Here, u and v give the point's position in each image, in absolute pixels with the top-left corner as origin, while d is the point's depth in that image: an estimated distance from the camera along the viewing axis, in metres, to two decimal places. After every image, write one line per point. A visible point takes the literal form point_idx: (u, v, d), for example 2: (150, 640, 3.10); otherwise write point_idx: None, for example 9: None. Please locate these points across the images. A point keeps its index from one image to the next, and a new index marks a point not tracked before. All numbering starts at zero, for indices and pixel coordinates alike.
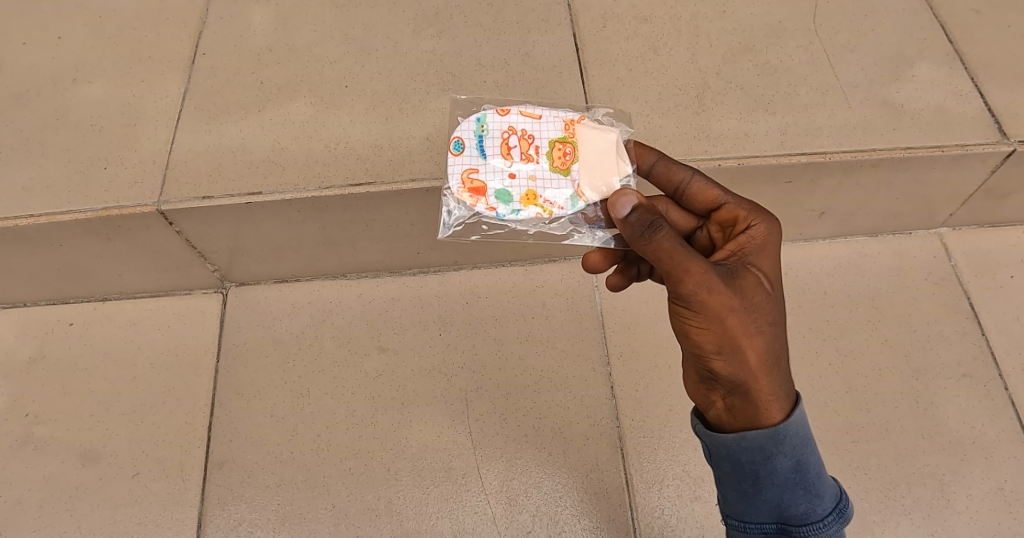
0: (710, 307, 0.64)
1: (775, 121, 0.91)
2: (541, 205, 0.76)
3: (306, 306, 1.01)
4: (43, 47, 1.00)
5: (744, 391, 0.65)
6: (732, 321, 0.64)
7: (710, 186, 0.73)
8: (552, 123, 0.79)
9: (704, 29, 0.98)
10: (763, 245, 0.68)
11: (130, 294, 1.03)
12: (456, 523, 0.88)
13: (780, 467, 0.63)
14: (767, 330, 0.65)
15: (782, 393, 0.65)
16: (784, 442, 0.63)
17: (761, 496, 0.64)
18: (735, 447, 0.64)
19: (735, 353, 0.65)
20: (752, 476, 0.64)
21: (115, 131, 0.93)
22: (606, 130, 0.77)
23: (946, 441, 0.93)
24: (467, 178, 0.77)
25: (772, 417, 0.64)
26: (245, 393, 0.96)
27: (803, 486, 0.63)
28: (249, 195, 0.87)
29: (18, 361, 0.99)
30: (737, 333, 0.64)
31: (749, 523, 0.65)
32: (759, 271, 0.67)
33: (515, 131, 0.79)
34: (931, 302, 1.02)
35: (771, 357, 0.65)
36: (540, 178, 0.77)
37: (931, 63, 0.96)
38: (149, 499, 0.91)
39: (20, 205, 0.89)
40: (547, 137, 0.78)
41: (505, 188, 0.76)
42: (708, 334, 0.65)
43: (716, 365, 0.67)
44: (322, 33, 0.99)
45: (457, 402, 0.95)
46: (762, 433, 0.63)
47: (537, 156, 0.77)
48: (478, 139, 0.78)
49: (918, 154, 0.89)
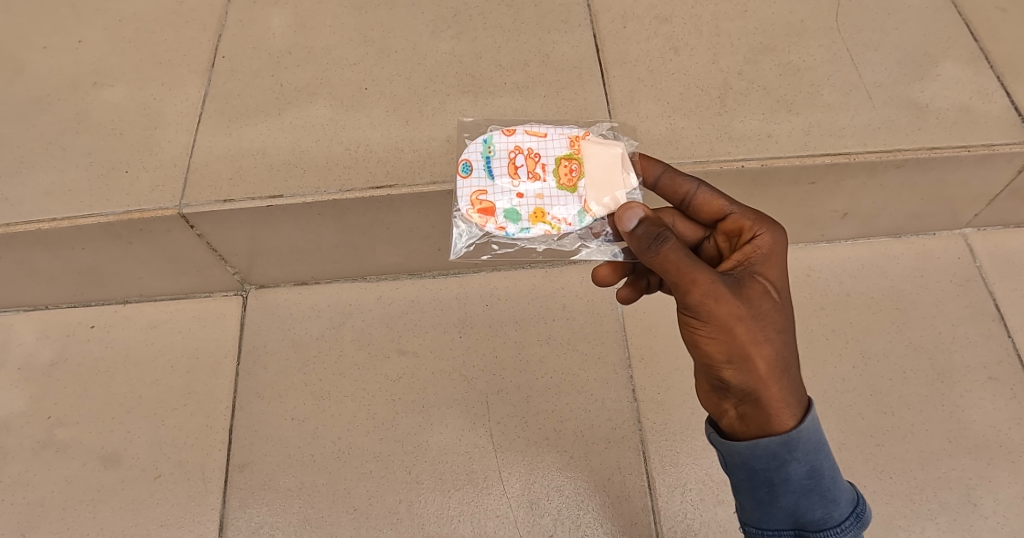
0: (718, 316, 0.63)
1: (798, 122, 0.90)
2: (549, 222, 0.75)
3: (326, 309, 1.01)
4: (64, 51, 1.00)
5: (756, 400, 0.64)
6: (740, 330, 0.63)
7: (715, 196, 0.71)
8: (557, 140, 0.78)
9: (724, 28, 0.98)
10: (769, 255, 0.67)
11: (150, 297, 1.03)
12: (477, 526, 0.88)
13: (793, 474, 0.62)
14: (775, 337, 0.64)
15: (793, 400, 0.64)
16: (798, 449, 0.62)
17: (777, 503, 0.63)
18: (749, 455, 0.63)
19: (745, 362, 0.64)
20: (767, 484, 0.63)
21: (136, 135, 0.94)
22: (611, 144, 0.76)
23: (973, 445, 0.92)
24: (476, 200, 0.76)
25: (785, 424, 0.63)
26: (266, 395, 0.96)
27: (819, 493, 0.62)
28: (270, 198, 0.87)
29: (39, 364, 1.00)
30: (745, 342, 0.63)
31: (767, 531, 0.64)
32: (765, 280, 0.66)
33: (521, 150, 0.78)
34: (955, 304, 1.00)
35: (780, 365, 0.64)
36: (547, 196, 0.76)
37: (956, 62, 0.94)
38: (171, 501, 0.91)
39: (43, 209, 0.89)
40: (553, 154, 0.78)
41: (513, 207, 0.76)
42: (716, 343, 0.64)
43: (726, 374, 0.65)
44: (342, 35, 0.99)
45: (477, 404, 0.95)
46: (775, 440, 0.62)
47: (544, 174, 0.77)
48: (485, 160, 0.78)
49: (944, 154, 0.88)
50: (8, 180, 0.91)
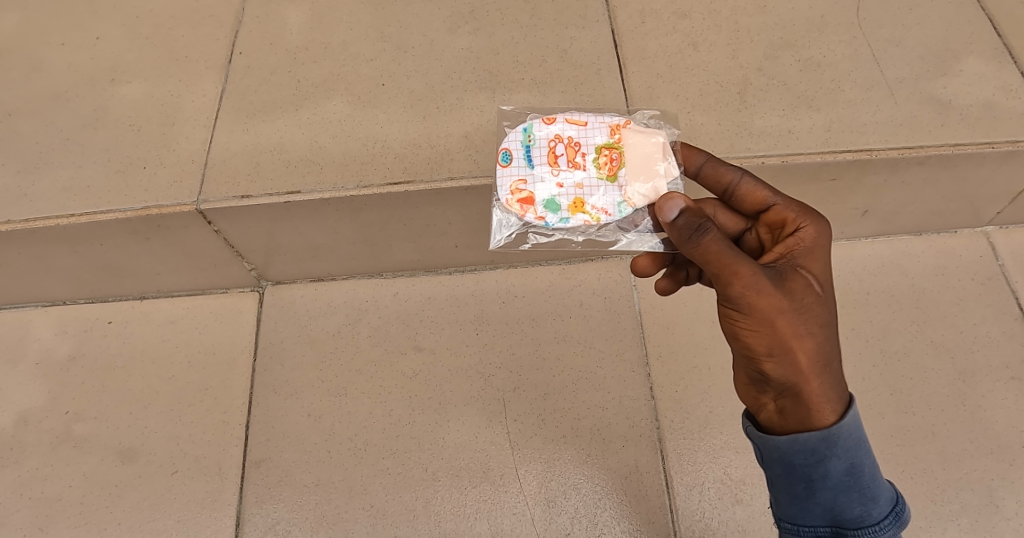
0: (760, 309, 0.63)
1: (819, 118, 0.89)
2: (588, 212, 0.75)
3: (342, 305, 1.01)
4: (82, 48, 1.01)
5: (796, 393, 0.64)
6: (782, 323, 0.63)
7: (759, 187, 0.71)
8: (598, 129, 0.78)
9: (744, 24, 0.97)
10: (812, 248, 0.66)
11: (167, 293, 1.03)
12: (494, 525, 0.87)
13: (833, 469, 0.62)
14: (818, 331, 0.64)
15: (834, 395, 0.63)
16: (838, 444, 0.62)
17: (815, 499, 0.62)
18: (788, 449, 0.63)
19: (786, 355, 0.64)
20: (805, 479, 0.62)
21: (154, 131, 0.94)
22: (652, 134, 0.76)
23: (995, 445, 0.91)
24: (516, 189, 0.76)
25: (826, 419, 0.63)
26: (282, 392, 0.96)
27: (858, 490, 0.61)
28: (287, 194, 0.87)
29: (57, 359, 1.00)
30: (787, 335, 0.63)
31: (804, 528, 0.63)
32: (809, 273, 0.65)
33: (562, 139, 0.78)
34: (977, 303, 0.99)
35: (822, 359, 0.64)
36: (587, 186, 0.76)
37: (979, 57, 0.93)
38: (188, 497, 0.91)
39: (62, 205, 0.90)
40: (593, 143, 0.77)
41: (553, 197, 0.76)
42: (758, 336, 0.64)
43: (767, 368, 0.65)
44: (358, 31, 0.99)
45: (494, 401, 0.94)
46: (815, 435, 0.62)
47: (584, 164, 0.76)
48: (525, 149, 0.78)
49: (968, 151, 0.87)
50: (28, 176, 0.92)
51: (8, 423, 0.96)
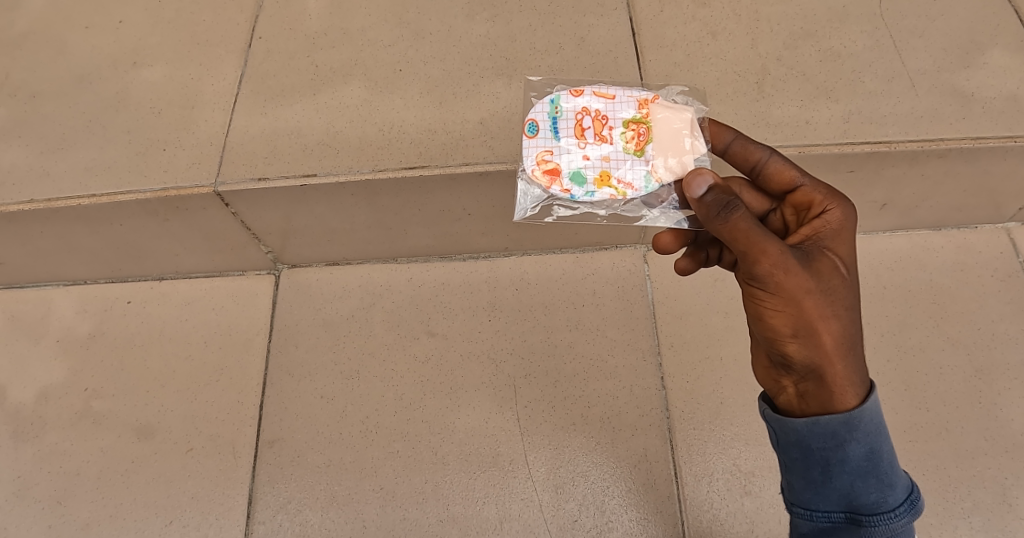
0: (786, 288, 0.63)
1: (838, 109, 0.89)
2: (614, 186, 0.75)
3: (357, 289, 1.02)
4: (104, 31, 1.02)
5: (819, 376, 0.64)
6: (808, 304, 0.63)
7: (788, 166, 0.70)
8: (626, 103, 0.77)
9: (764, 13, 0.96)
10: (838, 230, 0.66)
11: (185, 274, 1.05)
12: (503, 509, 0.88)
13: (851, 454, 0.61)
14: (843, 313, 0.64)
15: (858, 379, 0.63)
16: (858, 428, 0.61)
17: (831, 484, 0.62)
18: (807, 432, 0.63)
19: (811, 336, 0.63)
20: (822, 463, 0.62)
21: (175, 113, 0.95)
22: (680, 109, 0.76)
23: (1009, 444, 0.90)
24: (542, 162, 0.76)
25: (847, 403, 0.62)
26: (296, 374, 0.97)
27: (875, 475, 0.61)
28: (304, 177, 0.88)
29: (77, 337, 1.02)
30: (813, 317, 0.63)
31: (817, 512, 0.63)
32: (835, 255, 0.65)
33: (589, 112, 0.78)
34: (996, 300, 0.98)
35: (847, 341, 0.63)
36: (614, 159, 0.76)
37: (1005, 50, 0.92)
38: (202, 474, 0.93)
39: (84, 185, 0.91)
40: (621, 117, 0.77)
41: (580, 169, 0.76)
42: (783, 316, 0.64)
43: (791, 348, 0.65)
44: (377, 17, 0.99)
45: (505, 387, 0.95)
46: (836, 419, 0.62)
47: (610, 137, 0.76)
48: (552, 121, 0.78)
49: (989, 144, 0.86)
50: (51, 156, 0.94)
51: (29, 398, 0.98)
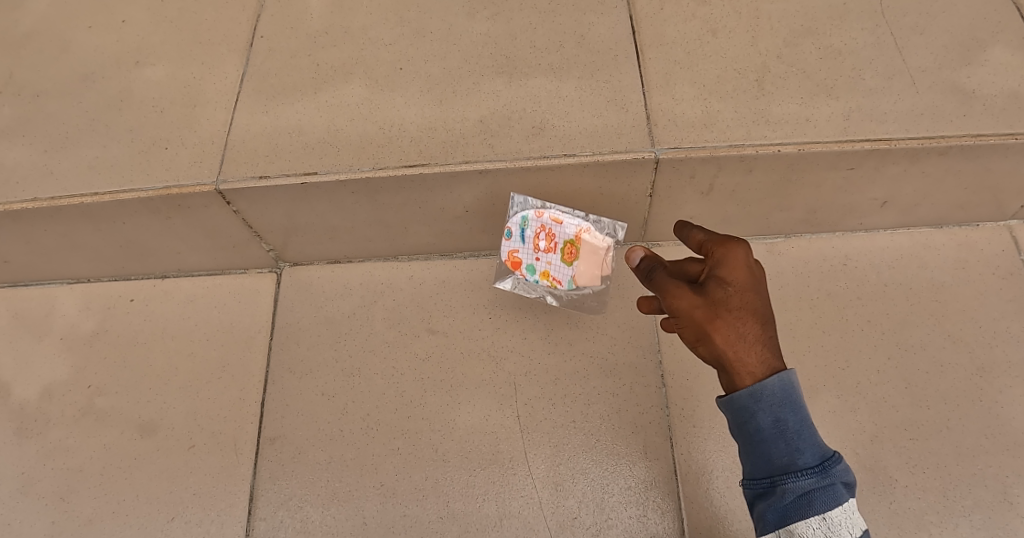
0: (682, 310, 0.70)
1: (838, 106, 0.88)
2: (550, 278, 0.94)
3: (358, 287, 1.02)
4: (108, 30, 1.03)
5: (725, 372, 0.69)
6: (700, 314, 0.69)
7: (698, 230, 0.76)
8: (571, 224, 0.92)
9: (764, 11, 0.96)
10: (731, 261, 0.71)
11: (187, 272, 1.05)
12: (502, 506, 0.88)
13: (761, 424, 0.66)
14: (736, 314, 0.68)
15: (757, 363, 0.68)
16: (763, 399, 0.66)
17: (752, 453, 0.67)
18: (728, 411, 0.69)
19: (708, 339, 0.69)
20: (742, 436, 0.68)
21: (177, 111, 0.95)
22: (603, 240, 0.92)
23: (1010, 442, 0.89)
24: (504, 254, 0.94)
25: (747, 382, 0.68)
26: (298, 371, 0.97)
27: (785, 439, 0.65)
28: (305, 175, 0.88)
29: (81, 334, 1.03)
30: (704, 323, 0.69)
31: (751, 481, 0.67)
32: (728, 277, 0.70)
33: (545, 229, 0.92)
34: (997, 298, 0.98)
35: (739, 332, 0.68)
36: (554, 266, 0.93)
37: (1006, 47, 0.91)
38: (204, 471, 0.93)
39: (87, 183, 0.92)
40: (564, 237, 0.92)
41: (533, 264, 0.93)
42: (688, 335, 0.71)
43: (700, 355, 0.71)
44: (378, 16, 0.99)
45: (505, 385, 0.95)
46: (742, 394, 0.67)
47: (555, 252, 0.92)
48: (520, 229, 0.92)
49: (990, 141, 0.85)
50: (55, 154, 0.94)
51: (33, 395, 0.99)
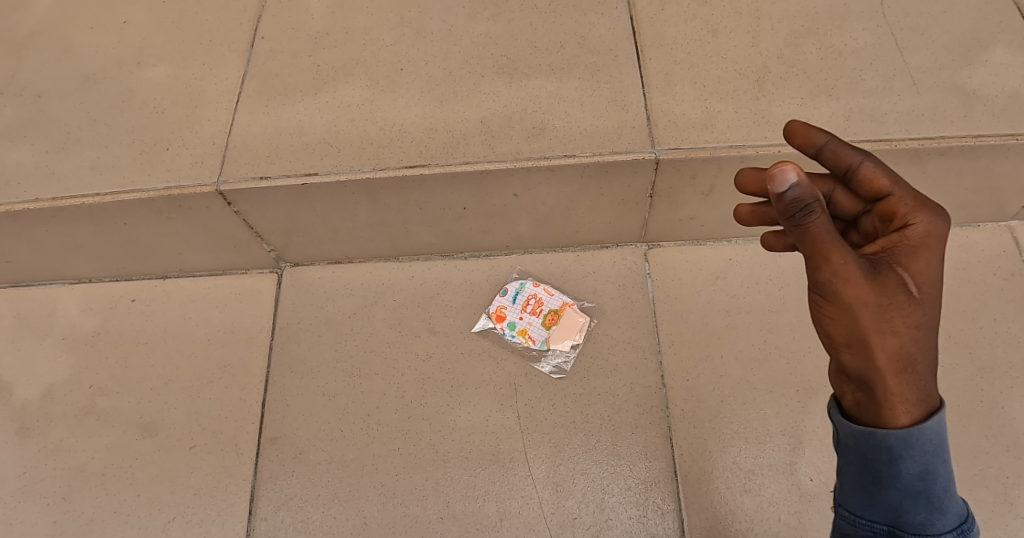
0: (844, 299, 0.59)
1: (839, 106, 0.88)
2: (526, 335, 0.97)
3: (359, 287, 1.02)
4: (109, 31, 1.03)
5: (868, 388, 0.61)
6: (865, 316, 0.59)
7: (879, 173, 0.64)
8: (554, 303, 0.99)
9: (764, 11, 0.96)
10: (917, 247, 0.60)
11: (189, 272, 1.06)
12: (502, 507, 0.88)
13: (904, 471, 0.61)
14: (905, 331, 0.60)
15: (914, 399, 0.60)
16: (915, 447, 0.60)
17: (879, 495, 0.63)
18: (862, 439, 0.62)
19: (866, 350, 0.60)
20: (874, 475, 0.62)
21: (178, 112, 0.96)
22: (581, 318, 0.97)
23: (1011, 443, 0.89)
24: (493, 306, 0.99)
25: (898, 420, 0.61)
26: (298, 371, 0.98)
27: (926, 497, 0.61)
28: (305, 176, 0.88)
29: (83, 334, 1.03)
30: (869, 331, 0.60)
31: (861, 519, 0.64)
32: (907, 273, 0.60)
33: (532, 299, 1.00)
34: (998, 298, 0.97)
35: (904, 360, 0.60)
36: (533, 325, 0.98)
37: (1007, 47, 0.91)
38: (205, 471, 0.93)
39: (87, 184, 0.92)
40: (548, 308, 0.99)
41: (513, 320, 0.98)
42: (838, 324, 0.61)
43: (846, 357, 0.62)
44: (378, 16, 0.99)
45: (506, 385, 0.95)
46: (893, 434, 0.60)
47: (537, 315, 0.98)
48: (510, 294, 1.00)
49: (991, 142, 0.85)
50: (56, 155, 0.95)
51: (34, 395, 0.99)
